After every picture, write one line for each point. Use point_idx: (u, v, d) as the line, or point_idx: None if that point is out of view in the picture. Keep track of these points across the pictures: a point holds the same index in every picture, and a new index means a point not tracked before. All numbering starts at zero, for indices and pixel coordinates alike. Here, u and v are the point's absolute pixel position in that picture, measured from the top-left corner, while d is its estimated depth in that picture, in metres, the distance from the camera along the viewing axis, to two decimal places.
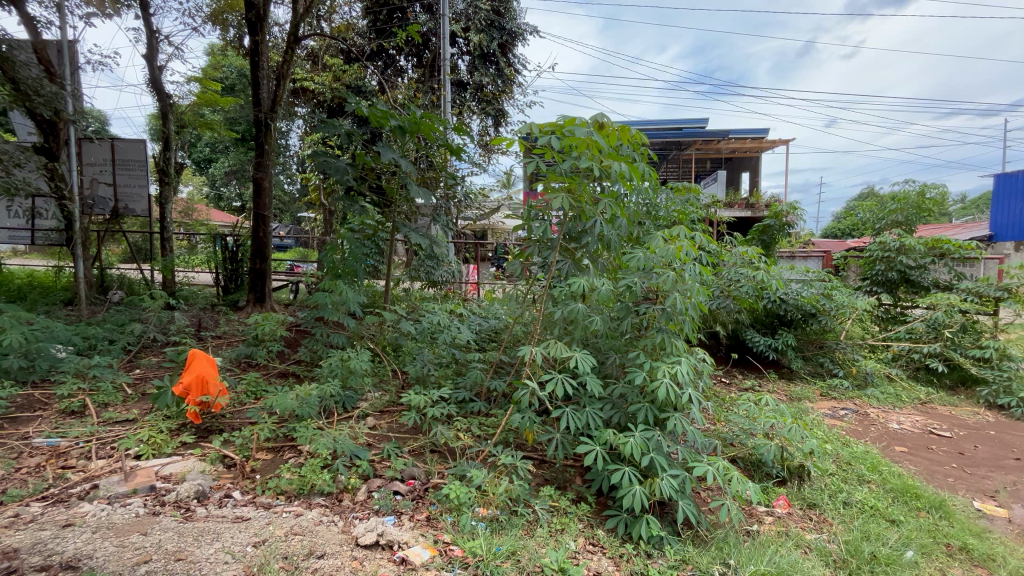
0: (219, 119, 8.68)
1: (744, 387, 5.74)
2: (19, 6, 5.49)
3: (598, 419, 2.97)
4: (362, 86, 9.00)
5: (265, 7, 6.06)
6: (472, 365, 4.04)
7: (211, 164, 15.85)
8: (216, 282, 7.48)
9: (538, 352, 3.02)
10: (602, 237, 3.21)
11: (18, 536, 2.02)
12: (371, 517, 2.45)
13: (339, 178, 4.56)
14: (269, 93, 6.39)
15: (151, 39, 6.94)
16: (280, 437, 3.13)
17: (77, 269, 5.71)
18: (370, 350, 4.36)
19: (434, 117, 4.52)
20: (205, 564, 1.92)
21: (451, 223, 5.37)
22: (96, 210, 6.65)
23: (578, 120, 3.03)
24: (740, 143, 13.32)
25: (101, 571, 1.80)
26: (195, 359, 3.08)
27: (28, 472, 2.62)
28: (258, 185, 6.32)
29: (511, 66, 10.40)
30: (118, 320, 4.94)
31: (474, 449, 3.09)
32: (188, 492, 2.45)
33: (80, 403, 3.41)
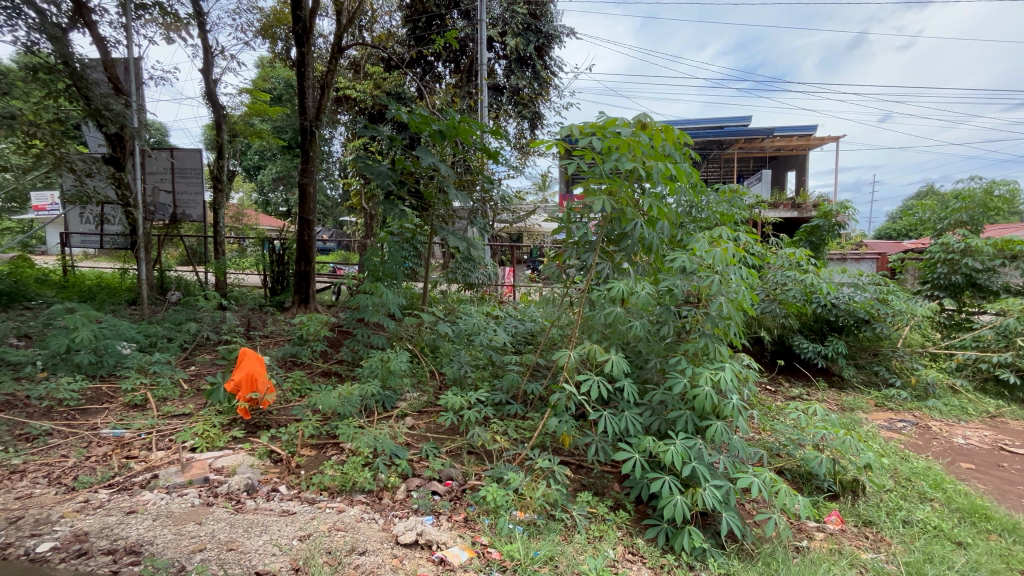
0: (267, 127, 9.08)
1: (791, 395, 5.49)
2: (91, 27, 5.93)
3: (637, 425, 2.90)
4: (401, 93, 9.21)
5: (311, 19, 6.29)
6: (508, 367, 4.04)
7: (260, 171, 16.63)
8: (264, 284, 7.81)
9: (575, 356, 2.99)
10: (642, 239, 3.15)
11: (89, 521, 2.17)
12: (410, 516, 2.49)
13: (380, 183, 4.69)
14: (314, 102, 6.63)
15: (207, 54, 7.37)
16: (324, 434, 3.23)
17: (140, 271, 6.09)
18: (409, 351, 4.44)
19: (472, 121, 4.57)
20: (255, 555, 2.00)
21: (488, 226, 5.40)
22: (157, 216, 7.08)
23: (621, 120, 2.98)
24: (786, 141, 12.80)
25: (160, 558, 1.91)
26: (246, 358, 3.22)
27: (96, 461, 2.82)
28: (303, 191, 6.56)
29: (547, 69, 10.39)
30: (176, 319, 5.24)
31: (511, 452, 3.10)
32: (239, 485, 2.56)
33: (142, 396, 3.63)
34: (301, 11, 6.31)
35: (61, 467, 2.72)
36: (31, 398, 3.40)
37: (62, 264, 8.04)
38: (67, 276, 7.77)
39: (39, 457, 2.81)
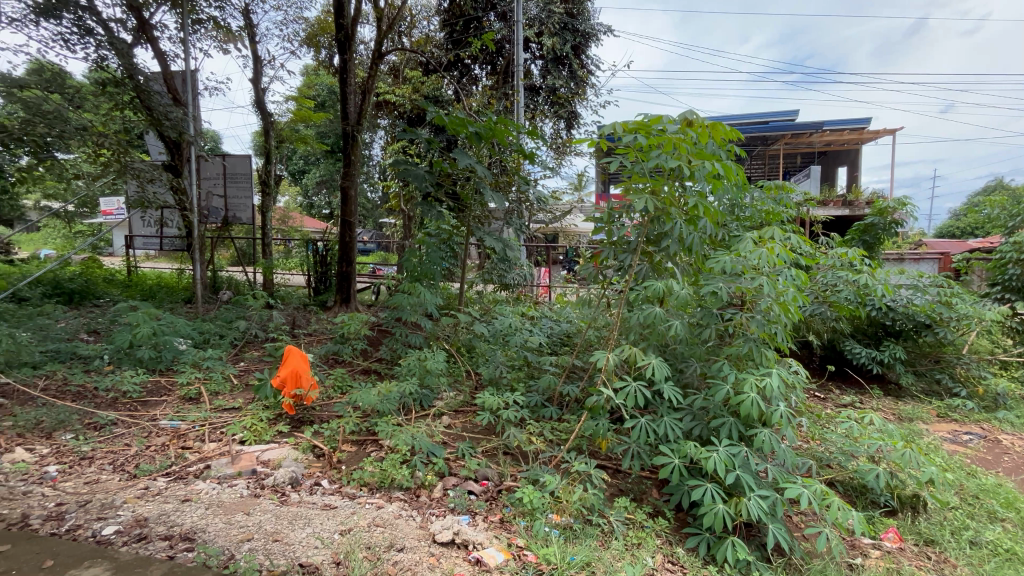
0: (311, 133, 9.41)
1: (843, 402, 5.20)
2: (153, 42, 6.31)
3: (677, 431, 2.82)
4: (439, 96, 9.34)
5: (353, 27, 6.46)
6: (544, 368, 4.02)
7: (304, 174, 17.25)
8: (308, 283, 8.07)
9: (613, 358, 2.93)
10: (683, 239, 3.06)
11: (149, 507, 2.30)
12: (447, 514, 2.51)
13: (418, 185, 4.76)
14: (356, 107, 6.80)
15: (257, 65, 7.72)
16: (364, 431, 3.31)
17: (195, 271, 6.42)
18: (446, 351, 4.49)
19: (508, 122, 4.58)
20: (299, 547, 2.06)
21: (524, 226, 5.39)
22: (211, 219, 7.46)
23: (665, 117, 2.90)
24: (837, 135, 12.16)
25: (212, 546, 2.01)
26: (291, 355, 3.34)
27: (155, 450, 2.99)
28: (345, 194, 6.76)
29: (584, 68, 10.28)
30: (227, 317, 5.51)
31: (547, 454, 3.08)
32: (284, 478, 2.66)
33: (196, 390, 3.83)
34: (344, 19, 6.49)
35: (124, 455, 2.90)
36: (99, 390, 3.65)
37: (126, 265, 8.60)
38: (130, 275, 8.31)
39: (105, 445, 3.01)
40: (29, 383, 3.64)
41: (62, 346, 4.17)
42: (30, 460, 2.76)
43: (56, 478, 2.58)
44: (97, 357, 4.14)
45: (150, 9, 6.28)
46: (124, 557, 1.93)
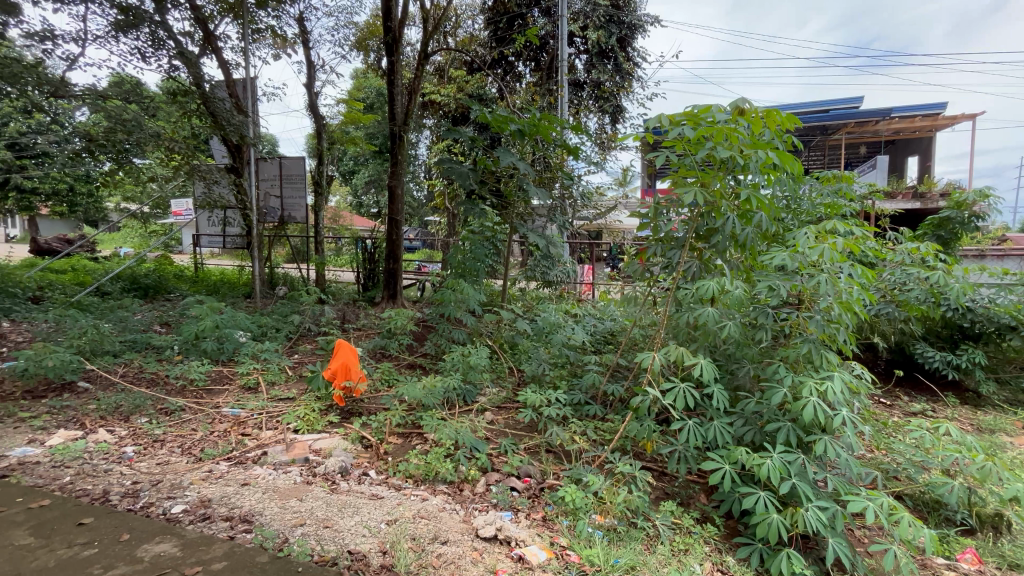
0: (361, 134, 9.72)
1: (912, 410, 4.82)
2: (217, 52, 6.69)
3: (727, 436, 2.71)
4: (483, 95, 9.42)
5: (400, 29, 6.60)
6: (588, 367, 3.96)
7: (354, 175, 17.85)
8: (357, 280, 8.34)
9: (659, 358, 2.84)
10: (735, 235, 2.93)
11: (212, 489, 2.45)
12: (490, 510, 2.53)
13: (462, 182, 4.82)
14: (402, 108, 6.95)
15: (310, 70, 8.05)
16: (409, 424, 3.39)
17: (254, 268, 6.78)
18: (489, 347, 4.52)
19: (552, 118, 4.55)
20: (348, 534, 2.14)
21: (568, 223, 5.33)
22: (268, 218, 7.84)
23: (715, 107, 2.76)
24: (907, 122, 11.27)
25: (268, 529, 2.11)
26: (340, 349, 3.47)
27: (218, 435, 3.18)
28: (392, 193, 6.94)
29: (630, 60, 10.04)
30: (282, 311, 5.80)
31: (590, 454, 3.04)
32: (334, 467, 2.76)
33: (254, 379, 4.05)
34: (391, 22, 6.64)
35: (191, 439, 3.11)
36: (169, 378, 3.93)
37: (193, 262, 9.23)
38: (197, 272, 8.90)
39: (174, 429, 3.23)
40: (110, 370, 3.98)
41: (138, 337, 4.53)
42: (110, 441, 3.00)
43: (132, 459, 2.80)
44: (168, 347, 4.47)
45: (215, 22, 6.66)
46: (190, 535, 2.06)
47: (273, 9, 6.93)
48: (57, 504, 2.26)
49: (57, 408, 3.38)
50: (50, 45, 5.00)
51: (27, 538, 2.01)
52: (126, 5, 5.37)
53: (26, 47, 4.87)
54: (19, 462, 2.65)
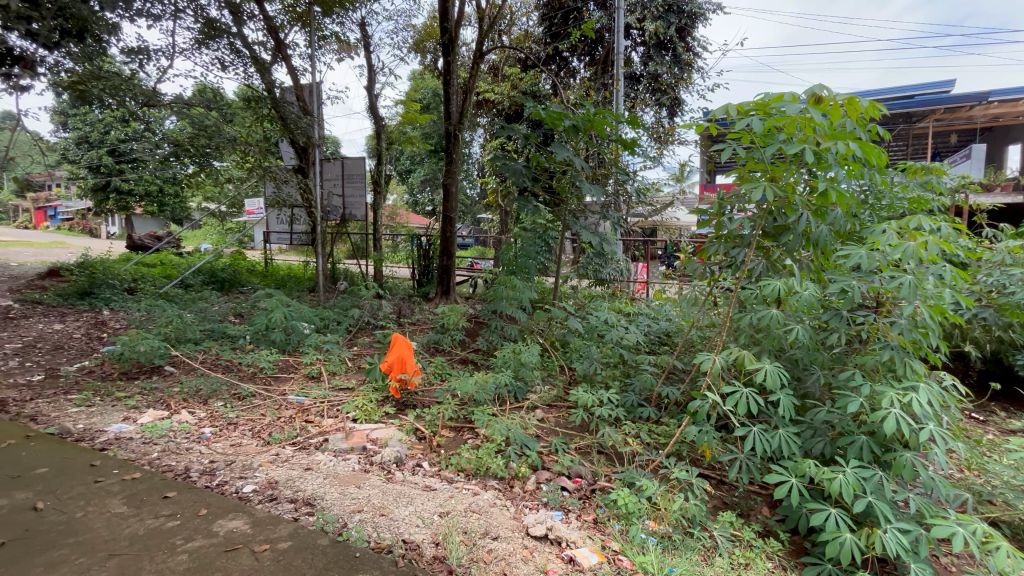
0: (417, 134, 9.98)
1: (1011, 428, 4.31)
2: (287, 59, 7.07)
3: (794, 446, 2.54)
4: (536, 91, 9.38)
5: (456, 30, 6.69)
6: (642, 368, 3.84)
7: (410, 174, 18.36)
8: (412, 276, 8.61)
9: (719, 361, 2.71)
10: (808, 233, 2.73)
11: (278, 471, 2.60)
12: (540, 508, 2.51)
13: (515, 180, 4.82)
14: (457, 107, 7.05)
15: (371, 73, 8.35)
16: (461, 418, 3.45)
17: (319, 264, 7.12)
18: (540, 345, 4.52)
19: (608, 112, 4.45)
20: (402, 523, 2.20)
21: (621, 220, 5.21)
22: (331, 216, 8.22)
23: (788, 94, 2.57)
24: (1009, 107, 10.07)
25: (329, 513, 2.22)
26: (397, 342, 3.60)
27: (285, 421, 3.38)
28: (446, 191, 7.06)
29: (690, 51, 9.64)
30: (343, 305, 6.08)
31: (643, 457, 2.96)
32: (390, 457, 2.85)
33: (317, 369, 4.26)
34: (448, 23, 6.74)
35: (261, 423, 3.33)
36: (243, 365, 4.23)
37: (264, 257, 9.87)
38: (267, 266, 9.51)
39: (246, 414, 3.47)
40: (192, 356, 4.33)
41: (215, 326, 4.91)
42: (191, 421, 3.27)
43: (209, 439, 3.02)
44: (241, 336, 4.81)
45: (285, 31, 7.06)
46: (259, 513, 2.19)
47: (338, 16, 7.23)
48: (146, 477, 2.48)
49: (147, 390, 3.72)
50: (144, 59, 5.48)
51: (122, 507, 2.20)
52: (207, 19, 5.79)
53: (125, 62, 5.37)
54: (115, 437, 2.94)
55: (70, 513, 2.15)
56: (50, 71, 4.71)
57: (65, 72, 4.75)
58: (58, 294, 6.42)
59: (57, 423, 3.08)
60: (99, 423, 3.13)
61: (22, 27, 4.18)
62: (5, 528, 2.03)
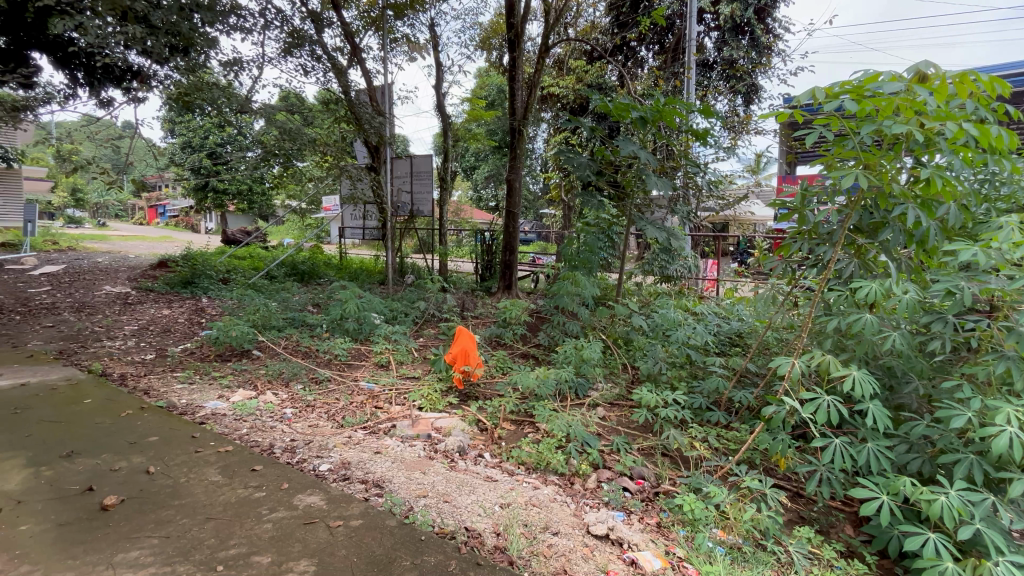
0: (482, 130, 10.13)
1: None
2: (361, 62, 7.42)
3: (884, 461, 2.31)
4: (602, 83, 9.20)
5: (522, 25, 6.69)
6: (710, 369, 3.67)
7: (475, 170, 18.69)
8: (476, 271, 8.78)
9: (798, 365, 2.51)
10: (909, 229, 2.45)
11: (351, 453, 2.77)
12: (601, 507, 2.48)
13: (580, 173, 4.75)
14: (522, 102, 7.06)
15: (439, 71, 8.57)
16: (522, 412, 3.48)
17: (388, 258, 7.43)
18: (602, 341, 4.45)
19: (678, 102, 4.26)
20: (465, 511, 2.26)
21: (690, 215, 5.00)
22: (400, 212, 8.55)
23: (886, 74, 2.31)
24: None
25: (397, 496, 2.32)
26: (460, 335, 3.70)
27: (357, 406, 3.58)
28: (510, 186, 7.11)
29: (769, 33, 9.02)
30: (410, 298, 6.33)
31: (711, 463, 2.83)
32: (454, 446, 2.94)
33: (386, 358, 4.47)
34: (514, 19, 6.76)
35: (336, 407, 3.55)
36: (320, 352, 4.53)
37: (339, 251, 10.48)
38: (342, 260, 10.09)
39: (323, 397, 3.72)
40: (276, 342, 4.70)
41: (296, 314, 5.29)
42: (275, 402, 3.55)
43: (291, 419, 3.28)
44: (318, 325, 5.15)
45: (360, 36, 7.44)
46: (334, 491, 2.34)
47: (409, 18, 7.48)
48: (237, 451, 2.72)
49: (238, 371, 4.10)
50: (238, 70, 5.98)
51: (217, 476, 2.44)
52: (292, 29, 6.22)
53: (222, 73, 5.89)
54: (212, 413, 3.26)
55: (175, 478, 2.41)
56: (161, 84, 5.34)
57: (172, 84, 5.39)
58: (166, 282, 7.21)
59: (165, 397, 3.47)
60: (199, 399, 3.49)
61: (139, 46, 4.72)
62: (124, 487, 2.31)
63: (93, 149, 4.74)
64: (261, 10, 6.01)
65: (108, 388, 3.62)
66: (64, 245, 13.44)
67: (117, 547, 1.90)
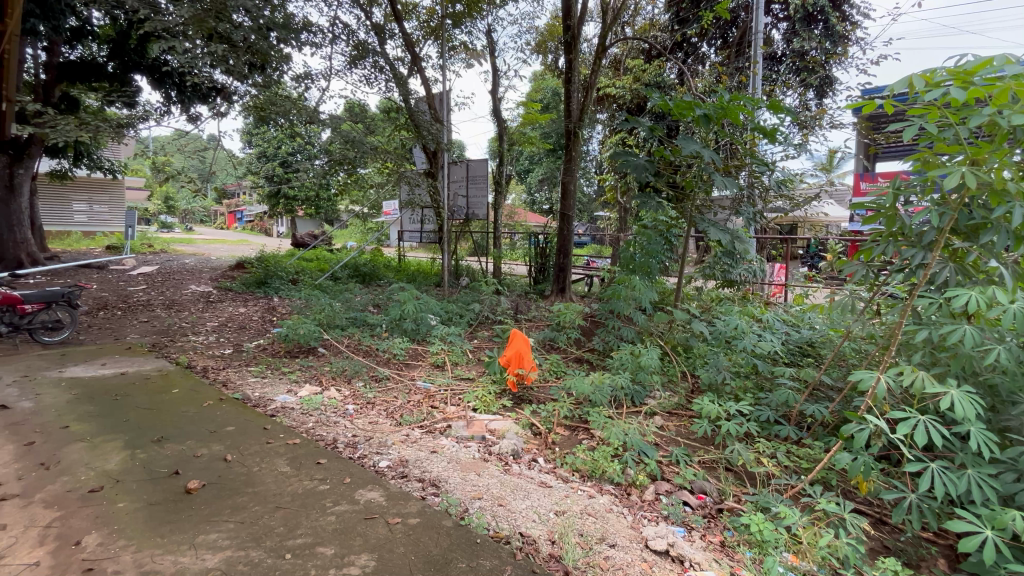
0: (537, 134, 10.13)
1: None
2: (421, 71, 7.64)
3: (989, 491, 2.05)
4: (661, 82, 8.95)
5: (579, 26, 6.62)
6: (779, 381, 3.44)
7: (529, 173, 18.74)
8: (529, 273, 8.77)
9: (885, 381, 2.28)
10: (1019, 231, 2.17)
11: (409, 451, 2.84)
12: (660, 521, 2.38)
13: (637, 175, 4.58)
14: (578, 104, 7.00)
15: (495, 77, 8.69)
16: (577, 418, 3.43)
17: (445, 261, 7.47)
18: (660, 348, 4.29)
19: (745, 98, 4.04)
20: (520, 516, 2.25)
21: (757, 216, 4.72)
22: (456, 215, 8.70)
23: (1000, 58, 2.06)
24: None
25: (453, 496, 2.36)
26: (515, 338, 3.71)
27: (414, 404, 3.68)
28: (565, 188, 7.06)
29: (847, 20, 8.40)
30: (465, 300, 6.43)
31: (781, 481, 2.65)
32: (508, 449, 2.94)
33: (442, 358, 4.56)
34: (571, 21, 6.72)
35: (394, 405, 3.66)
36: (380, 351, 4.70)
37: (398, 254, 10.85)
38: (400, 262, 10.44)
39: (382, 395, 3.84)
40: (339, 340, 4.93)
41: (358, 314, 5.51)
42: (338, 398, 3.71)
43: (352, 415, 3.41)
44: (378, 325, 5.34)
45: (420, 45, 7.68)
46: (392, 488, 2.40)
47: (467, 25, 7.62)
48: (304, 444, 2.87)
49: (305, 367, 4.32)
50: (308, 82, 6.35)
51: (286, 467, 2.58)
52: (357, 42, 6.52)
53: (294, 87, 6.27)
54: (282, 406, 3.46)
55: (249, 466, 2.57)
56: (241, 99, 5.73)
57: (251, 98, 5.76)
58: (243, 283, 7.75)
59: (241, 390, 3.73)
60: (270, 393, 3.72)
61: (223, 66, 5.14)
62: (205, 473, 2.50)
63: (182, 160, 5.18)
64: (329, 25, 6.34)
65: (193, 379, 3.94)
66: (157, 248, 14.84)
67: (199, 529, 2.04)
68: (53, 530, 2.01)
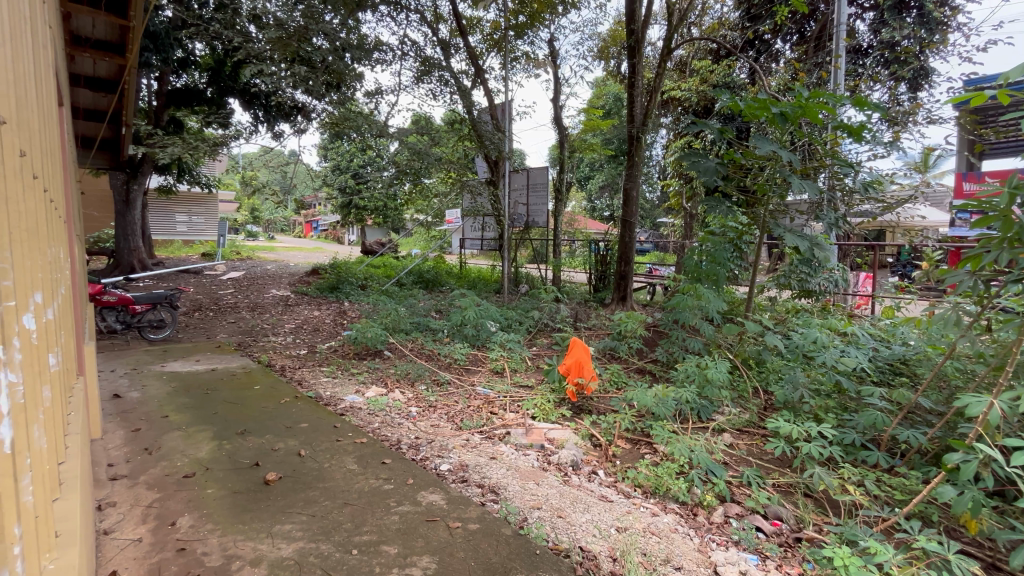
0: (598, 140, 10.03)
1: None
2: (484, 82, 7.81)
3: None
4: (731, 82, 8.56)
5: (643, 29, 6.47)
6: (867, 401, 3.14)
7: (589, 180, 18.59)
8: (589, 281, 8.67)
9: (1003, 406, 2.00)
10: None
11: (468, 456, 2.88)
12: (730, 546, 2.24)
13: (706, 179, 4.36)
14: (641, 109, 6.84)
15: (557, 85, 8.71)
16: (639, 431, 3.31)
17: (505, 268, 7.54)
18: (729, 361, 4.06)
19: (827, 94, 3.75)
20: (580, 529, 2.20)
21: (840, 221, 4.36)
22: (516, 223, 8.60)
23: None
24: None
25: (513, 504, 2.36)
26: (575, 346, 3.66)
27: (473, 409, 3.72)
28: (627, 194, 6.91)
29: (946, 4, 7.61)
30: (525, 307, 6.45)
31: (870, 513, 2.40)
32: (567, 459, 2.89)
33: (501, 365, 4.59)
34: (634, 25, 6.60)
35: (454, 409, 3.73)
36: (441, 356, 4.81)
37: (459, 261, 11.12)
38: (461, 269, 10.68)
39: (443, 398, 3.93)
40: (403, 344, 5.11)
41: (421, 320, 5.69)
42: (402, 400, 3.84)
43: (415, 417, 3.51)
44: (440, 330, 5.48)
45: (484, 58, 7.86)
46: (453, 492, 2.44)
47: (529, 36, 7.72)
48: (370, 443, 2.99)
49: (371, 369, 4.52)
50: (379, 98, 6.68)
51: (354, 465, 2.70)
52: (425, 58, 6.78)
53: (366, 103, 6.63)
54: (350, 406, 3.64)
55: (321, 462, 2.72)
56: (319, 116, 6.15)
57: (327, 115, 6.16)
58: (317, 288, 8.26)
59: (314, 389, 3.96)
60: (340, 393, 3.92)
61: (303, 86, 5.55)
62: (282, 466, 2.67)
63: (267, 175, 5.64)
64: (399, 43, 6.66)
65: (272, 377, 4.24)
66: (244, 255, 16.19)
67: (276, 519, 2.18)
68: (154, 510, 2.23)
